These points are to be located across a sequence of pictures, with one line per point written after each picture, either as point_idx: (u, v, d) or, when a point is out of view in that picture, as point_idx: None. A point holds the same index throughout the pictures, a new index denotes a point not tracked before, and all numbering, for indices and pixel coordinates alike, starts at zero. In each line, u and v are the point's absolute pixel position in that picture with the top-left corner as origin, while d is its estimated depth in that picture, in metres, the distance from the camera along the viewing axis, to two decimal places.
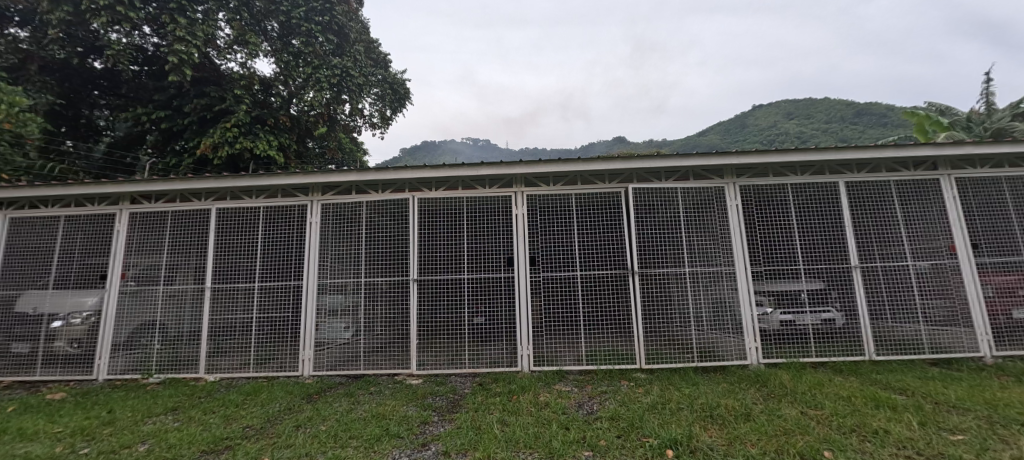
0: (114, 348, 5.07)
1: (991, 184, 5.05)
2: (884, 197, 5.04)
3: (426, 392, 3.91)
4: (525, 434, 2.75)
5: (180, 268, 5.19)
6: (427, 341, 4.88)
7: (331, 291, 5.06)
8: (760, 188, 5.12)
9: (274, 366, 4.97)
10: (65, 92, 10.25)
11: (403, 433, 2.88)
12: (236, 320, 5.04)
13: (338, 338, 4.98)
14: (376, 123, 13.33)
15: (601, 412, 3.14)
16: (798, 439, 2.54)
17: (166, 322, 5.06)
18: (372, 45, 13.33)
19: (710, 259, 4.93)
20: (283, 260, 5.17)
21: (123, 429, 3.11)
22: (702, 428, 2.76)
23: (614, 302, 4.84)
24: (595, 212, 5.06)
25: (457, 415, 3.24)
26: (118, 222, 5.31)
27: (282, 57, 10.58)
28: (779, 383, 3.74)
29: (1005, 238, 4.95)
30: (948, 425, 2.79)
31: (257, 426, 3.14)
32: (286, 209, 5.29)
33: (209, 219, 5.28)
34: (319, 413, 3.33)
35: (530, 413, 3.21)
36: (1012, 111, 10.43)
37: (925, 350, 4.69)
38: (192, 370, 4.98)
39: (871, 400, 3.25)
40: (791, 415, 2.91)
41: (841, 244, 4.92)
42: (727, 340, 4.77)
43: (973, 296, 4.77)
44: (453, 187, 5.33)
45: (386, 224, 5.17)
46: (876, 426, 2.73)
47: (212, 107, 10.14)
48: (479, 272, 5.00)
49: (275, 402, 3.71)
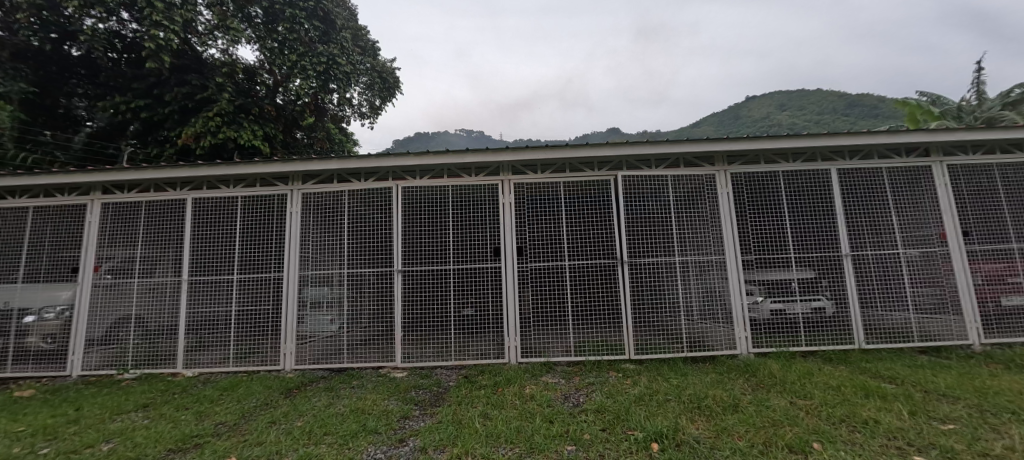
0: (89, 343, 4.91)
1: (983, 170, 5.01)
2: (876, 185, 4.98)
3: (409, 386, 3.80)
4: (507, 428, 2.65)
5: (158, 261, 5.03)
6: (413, 333, 4.77)
7: (314, 284, 4.91)
8: (752, 176, 5.02)
9: (256, 361, 4.83)
10: (40, 80, 9.86)
11: (380, 429, 2.77)
12: (215, 314, 4.89)
13: (322, 331, 4.83)
14: (365, 113, 13.08)
15: (587, 405, 3.05)
16: (786, 430, 2.45)
17: (144, 316, 4.90)
18: (360, 32, 12.98)
19: (701, 247, 4.84)
20: (262, 251, 5.01)
21: (87, 428, 2.97)
22: (689, 419, 2.67)
23: (604, 293, 4.75)
24: (584, 200, 4.95)
25: (439, 409, 3.14)
26: (89, 212, 5.12)
27: (266, 44, 10.33)
28: (768, 372, 3.68)
29: (995, 225, 4.93)
30: (938, 414, 2.73)
31: (230, 423, 3.02)
32: (265, 199, 5.11)
33: (185, 210, 5.09)
34: (296, 409, 3.21)
35: (514, 406, 3.13)
36: (1003, 100, 10.58)
37: (914, 339, 4.67)
38: (171, 366, 4.83)
39: (861, 389, 3.19)
40: (780, 405, 2.82)
41: (832, 232, 4.87)
42: (718, 330, 4.71)
43: (962, 283, 4.77)
44: (438, 176, 5.18)
45: (370, 214, 5.01)
46: (866, 416, 2.65)
47: (194, 96, 9.86)
48: (465, 263, 4.88)
49: (252, 398, 3.58)
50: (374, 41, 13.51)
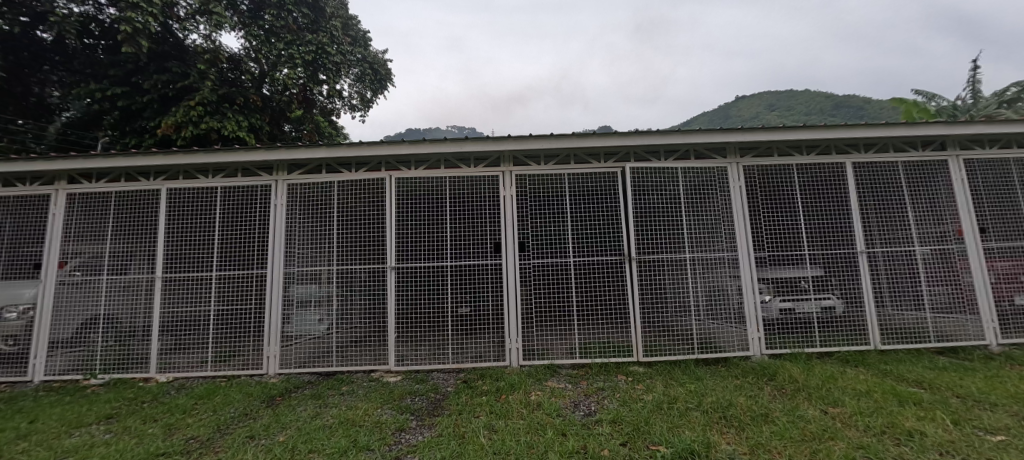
0: (53, 345, 4.51)
1: (1000, 166, 4.85)
2: (892, 179, 4.78)
3: (403, 392, 3.50)
4: (517, 444, 2.37)
5: (130, 256, 4.65)
6: (407, 334, 4.47)
7: (300, 281, 4.57)
8: (765, 169, 4.80)
9: (237, 364, 4.49)
10: (9, 66, 9.27)
11: (373, 445, 2.46)
12: (192, 313, 4.52)
13: (309, 331, 4.51)
14: (356, 105, 12.62)
15: (601, 414, 2.78)
16: (828, 446, 2.22)
17: (114, 315, 4.53)
18: (351, 22, 12.48)
19: (712, 244, 4.61)
20: (244, 246, 4.65)
21: (39, 445, 2.63)
22: (717, 433, 2.42)
23: (610, 291, 4.49)
24: (589, 193, 4.68)
25: (438, 420, 2.85)
26: (54, 204, 4.71)
27: (252, 31, 9.88)
28: (789, 376, 3.45)
29: (1012, 222, 4.78)
30: (984, 424, 2.52)
31: (203, 437, 2.69)
32: (247, 189, 4.75)
33: (159, 201, 4.70)
34: (278, 420, 2.89)
35: (522, 417, 2.84)
36: (999, 99, 10.59)
37: (931, 339, 4.49)
38: (143, 369, 4.46)
39: (893, 395, 2.97)
40: (814, 415, 2.58)
41: (847, 227, 4.66)
42: (729, 330, 4.48)
43: (979, 281, 4.60)
44: (434, 167, 4.88)
45: (361, 206, 4.68)
46: (909, 427, 2.43)
47: (174, 84, 9.36)
48: (463, 259, 4.58)
49: (230, 407, 3.26)
50: (365, 30, 13.04)
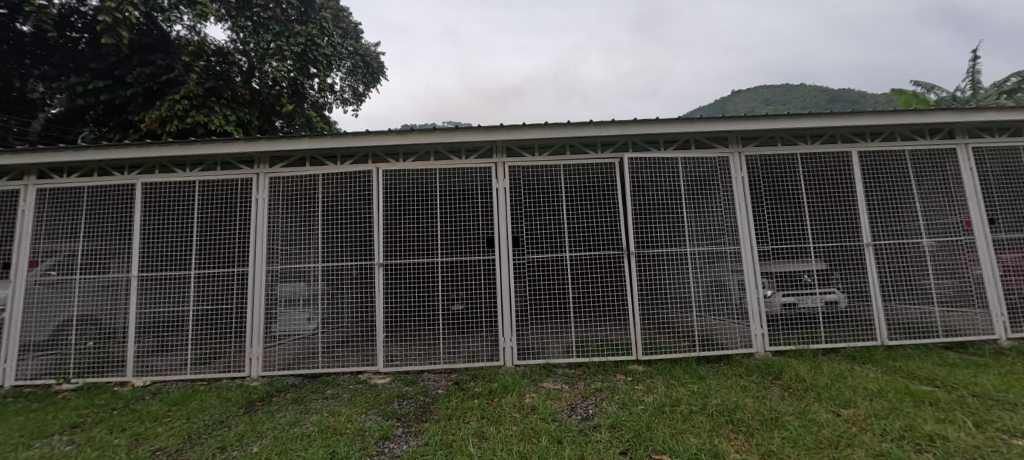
0: (24, 348, 4.30)
1: (1009, 154, 4.69)
2: (898, 169, 4.61)
3: (390, 396, 3.32)
4: (510, 453, 2.19)
5: (106, 255, 4.44)
6: (396, 333, 4.28)
7: (284, 279, 4.37)
8: (768, 159, 4.61)
9: (219, 366, 4.29)
10: None
11: (353, 457, 2.28)
12: (171, 314, 4.32)
13: (296, 331, 4.32)
14: (347, 100, 12.41)
15: (599, 419, 2.61)
16: (845, 454, 2.05)
17: (88, 316, 4.31)
18: (341, 14, 12.14)
19: (713, 237, 4.43)
20: (225, 243, 4.45)
21: None
22: (724, 439, 2.26)
23: (608, 287, 4.31)
24: (586, 186, 4.50)
25: (426, 426, 2.67)
26: (22, 200, 4.47)
27: (239, 22, 9.52)
28: (795, 375, 3.29)
29: (1020, 213, 4.63)
30: (1007, 426, 2.36)
31: (171, 449, 2.50)
32: (227, 183, 4.52)
33: (134, 196, 4.47)
34: (255, 429, 2.70)
35: (515, 422, 2.67)
36: (1000, 90, 10.41)
37: (938, 334, 4.34)
38: (119, 373, 4.24)
39: (906, 395, 2.82)
40: (827, 419, 2.42)
41: (853, 219, 4.49)
42: (731, 326, 4.33)
43: (989, 274, 4.44)
44: (424, 159, 4.66)
45: (348, 200, 4.47)
46: (929, 431, 2.26)
47: (159, 77, 8.99)
48: (455, 255, 4.38)
49: (206, 414, 3.07)
50: (356, 23, 12.70)
